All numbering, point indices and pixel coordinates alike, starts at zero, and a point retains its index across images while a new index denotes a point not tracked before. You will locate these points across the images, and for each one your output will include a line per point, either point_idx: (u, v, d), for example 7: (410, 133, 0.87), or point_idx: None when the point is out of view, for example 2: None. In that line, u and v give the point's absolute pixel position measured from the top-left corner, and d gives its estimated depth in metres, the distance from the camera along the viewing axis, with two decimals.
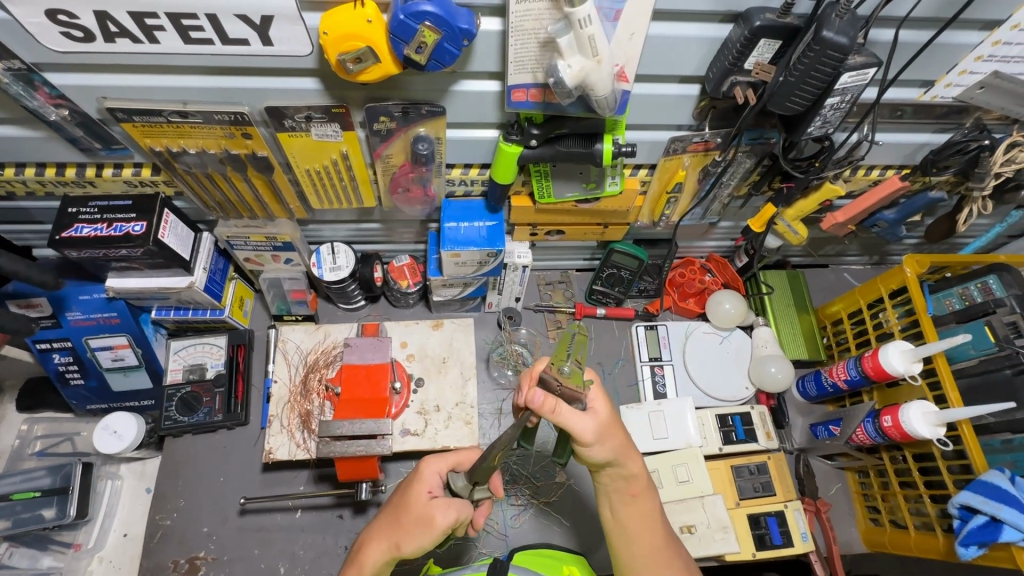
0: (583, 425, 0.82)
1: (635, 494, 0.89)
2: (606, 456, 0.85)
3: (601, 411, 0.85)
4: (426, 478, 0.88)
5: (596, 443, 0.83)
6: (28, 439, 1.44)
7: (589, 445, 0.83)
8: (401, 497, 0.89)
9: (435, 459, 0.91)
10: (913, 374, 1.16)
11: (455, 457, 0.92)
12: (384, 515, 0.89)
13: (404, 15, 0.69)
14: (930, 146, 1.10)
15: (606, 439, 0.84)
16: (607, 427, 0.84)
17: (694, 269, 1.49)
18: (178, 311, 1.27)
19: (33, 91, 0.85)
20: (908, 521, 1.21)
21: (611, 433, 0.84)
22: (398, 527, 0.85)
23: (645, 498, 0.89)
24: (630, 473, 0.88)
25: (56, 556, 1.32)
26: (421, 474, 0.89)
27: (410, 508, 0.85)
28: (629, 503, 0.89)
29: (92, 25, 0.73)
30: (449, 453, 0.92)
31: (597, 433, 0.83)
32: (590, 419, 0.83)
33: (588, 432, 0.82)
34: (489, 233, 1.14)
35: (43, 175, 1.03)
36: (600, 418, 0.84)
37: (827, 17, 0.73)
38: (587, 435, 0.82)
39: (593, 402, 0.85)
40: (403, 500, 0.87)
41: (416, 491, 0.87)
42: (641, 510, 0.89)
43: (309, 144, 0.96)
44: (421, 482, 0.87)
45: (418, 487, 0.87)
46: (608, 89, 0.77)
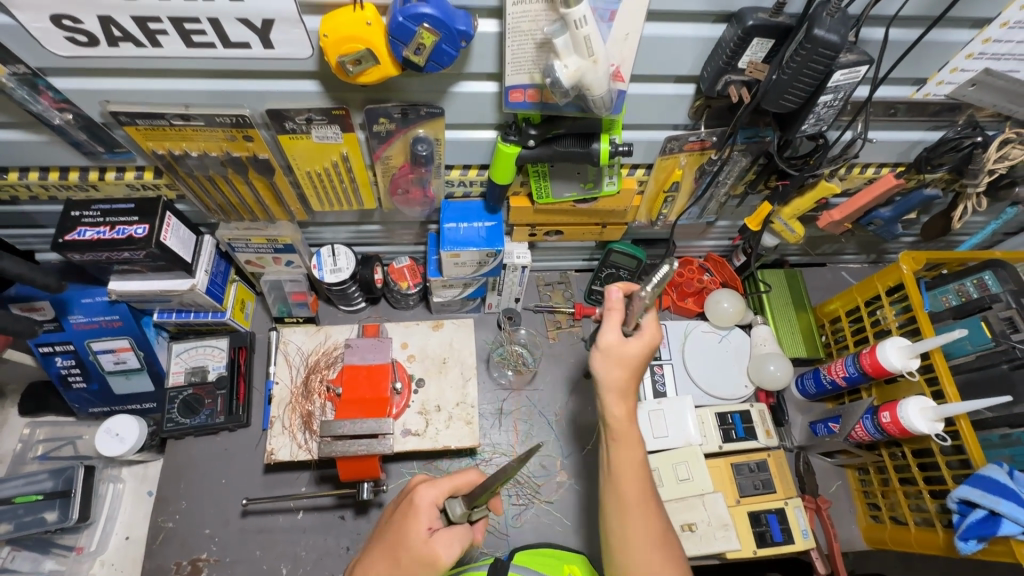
0: (608, 336, 0.92)
1: (620, 440, 0.91)
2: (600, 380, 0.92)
3: (647, 342, 0.93)
4: (423, 512, 0.84)
5: (603, 358, 0.92)
6: (30, 443, 1.45)
7: (597, 351, 0.93)
8: (396, 531, 0.85)
9: (429, 488, 0.86)
10: (910, 370, 1.17)
11: (451, 483, 0.88)
12: (378, 552, 0.85)
13: (402, 17, 0.70)
14: (924, 144, 1.11)
15: (610, 364, 0.92)
16: (625, 359, 0.91)
17: (693, 269, 1.50)
18: (180, 313, 1.28)
19: (38, 95, 0.86)
20: (908, 517, 1.22)
21: (622, 363, 0.91)
22: (398, 568, 0.81)
23: (630, 446, 0.91)
24: (613, 413, 0.91)
25: (59, 560, 1.32)
26: (417, 507, 0.84)
27: (410, 547, 0.82)
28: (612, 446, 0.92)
29: (96, 29, 0.74)
30: (442, 479, 0.87)
31: (615, 350, 0.92)
32: (619, 339, 0.92)
33: (608, 343, 0.92)
34: (488, 234, 1.15)
35: (46, 179, 1.04)
36: (629, 351, 0.91)
37: (818, 15, 0.74)
38: (604, 342, 0.92)
39: (644, 331, 0.94)
40: (399, 537, 0.83)
41: (415, 527, 0.83)
42: (627, 458, 0.90)
43: (310, 146, 0.97)
44: (419, 517, 0.83)
45: (417, 522, 0.83)
46: (604, 89, 0.79)
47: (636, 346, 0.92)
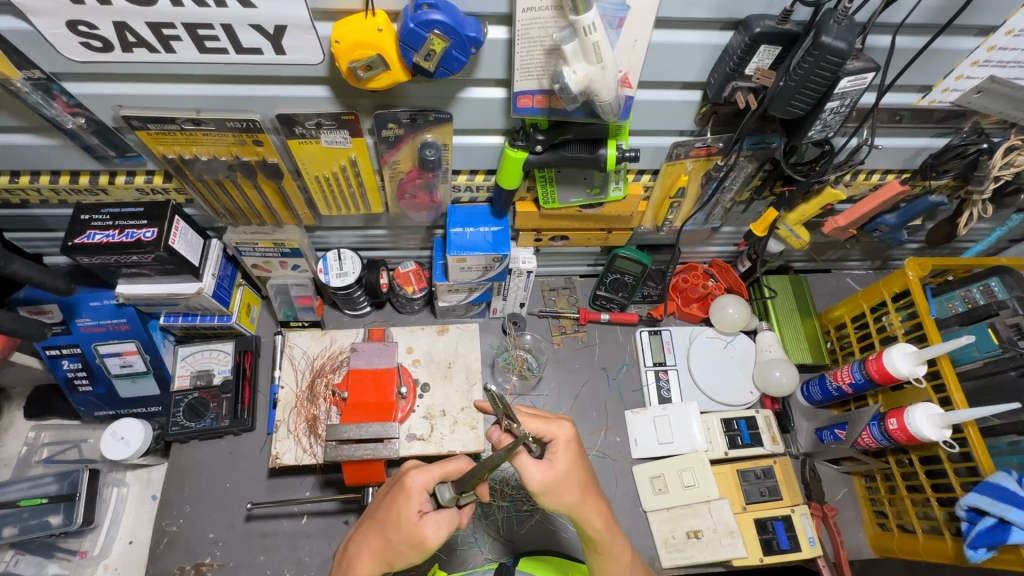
0: (534, 474, 0.84)
1: (607, 551, 0.92)
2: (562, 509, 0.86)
3: (558, 465, 0.85)
4: (415, 495, 0.84)
5: (548, 496, 0.85)
6: (35, 446, 1.45)
7: (541, 496, 0.84)
8: (389, 508, 0.87)
9: (420, 472, 0.86)
10: (917, 376, 1.16)
11: (442, 470, 0.86)
12: (370, 529, 0.88)
13: (414, 24, 0.71)
14: (930, 150, 1.12)
15: (558, 491, 0.85)
16: (558, 480, 0.85)
17: (697, 274, 1.49)
18: (186, 317, 1.28)
19: (51, 99, 0.87)
20: (916, 525, 1.20)
21: (565, 486, 0.85)
22: (388, 544, 0.85)
23: (617, 555, 0.93)
24: (593, 529, 0.89)
25: (62, 564, 1.32)
26: (408, 489, 0.84)
27: (401, 527, 0.84)
28: (600, 557, 0.93)
29: (111, 35, 0.75)
30: (434, 465, 0.87)
31: (548, 483, 0.84)
32: (541, 467, 0.84)
33: (537, 482, 0.84)
34: (494, 238, 1.15)
35: (57, 182, 1.04)
36: (555, 471, 0.85)
37: (825, 23, 0.75)
38: (538, 484, 0.84)
39: (554, 455, 0.86)
40: (389, 516, 0.85)
41: (405, 508, 0.84)
42: (614, 563, 0.93)
43: (319, 151, 0.98)
44: (410, 500, 0.84)
45: (407, 504, 0.84)
46: (612, 95, 0.79)
47: (562, 461, 0.85)
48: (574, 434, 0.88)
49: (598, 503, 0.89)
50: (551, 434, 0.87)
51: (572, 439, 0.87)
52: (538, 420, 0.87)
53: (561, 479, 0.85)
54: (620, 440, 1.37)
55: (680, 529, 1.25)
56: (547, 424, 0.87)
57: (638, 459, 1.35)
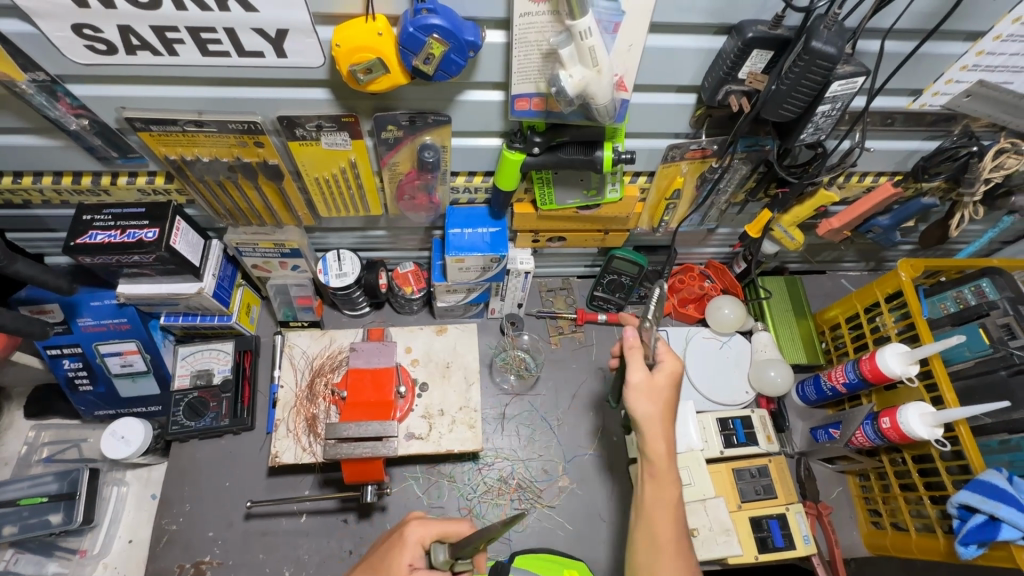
0: (635, 373, 0.97)
1: (659, 480, 0.95)
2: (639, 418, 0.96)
3: (656, 380, 0.98)
4: (409, 546, 0.86)
5: (635, 396, 0.96)
6: (35, 446, 1.46)
7: (631, 391, 0.97)
8: (382, 556, 0.88)
9: (418, 524, 0.88)
10: (910, 376, 1.18)
11: (441, 526, 0.88)
12: (362, 575, 0.88)
13: (413, 28, 0.72)
14: (921, 153, 1.13)
15: (648, 398, 0.96)
16: (654, 389, 0.97)
17: (693, 275, 1.51)
18: (186, 317, 1.29)
19: (55, 101, 0.88)
20: (909, 523, 1.22)
21: (653, 396, 0.97)
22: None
23: (666, 485, 0.95)
24: (655, 451, 0.95)
25: (62, 563, 1.33)
26: (405, 540, 0.86)
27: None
28: (652, 484, 0.96)
29: (115, 38, 0.76)
30: (434, 521, 0.88)
31: (640, 386, 0.97)
32: (643, 371, 0.98)
33: (635, 381, 0.97)
34: (493, 239, 1.17)
35: (59, 183, 1.06)
36: (650, 381, 0.97)
37: (816, 28, 0.77)
38: (633, 384, 0.97)
39: (661, 366, 0.99)
40: (382, 563, 0.86)
41: (398, 559, 0.85)
42: (664, 498, 0.95)
43: (319, 152, 0.99)
44: (404, 550, 0.86)
45: (401, 555, 0.86)
46: (607, 98, 0.81)
47: (663, 379, 0.98)
48: (679, 370, 1.00)
49: (667, 427, 0.97)
50: (660, 358, 1.01)
51: (678, 372, 1.00)
52: (664, 350, 1.02)
53: (660, 392, 0.97)
54: (618, 439, 1.39)
55: None
56: (667, 351, 1.01)
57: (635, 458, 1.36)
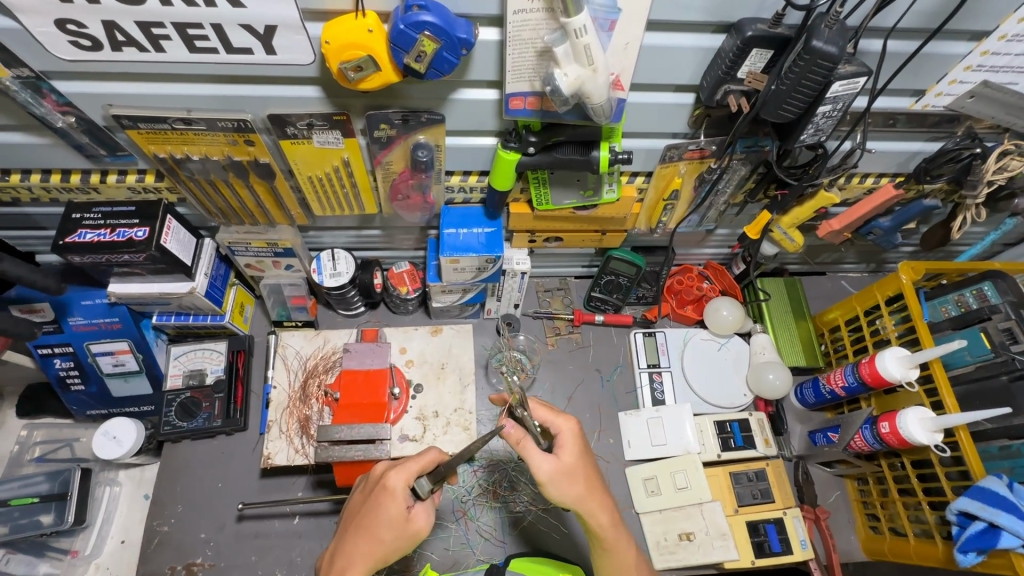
0: (542, 466, 0.91)
1: (611, 547, 0.95)
2: (568, 502, 0.92)
3: (565, 458, 0.92)
4: (398, 493, 0.91)
5: (556, 489, 0.91)
6: (27, 445, 1.45)
7: (547, 486, 0.91)
8: (371, 512, 0.92)
9: (399, 471, 0.92)
10: (910, 380, 1.16)
11: (418, 464, 0.94)
12: (358, 537, 0.91)
13: (404, 25, 0.70)
14: (924, 155, 1.11)
15: (564, 484, 0.91)
16: (569, 472, 0.92)
17: (692, 277, 1.49)
18: (179, 316, 1.28)
19: (41, 98, 0.86)
20: (908, 528, 1.21)
21: (571, 479, 0.92)
22: (381, 545, 0.90)
23: (621, 551, 0.96)
24: (599, 526, 0.93)
25: (53, 563, 1.32)
26: (392, 490, 0.91)
27: (391, 525, 0.90)
28: (606, 555, 0.97)
29: (100, 34, 0.74)
30: (410, 462, 0.93)
31: (555, 475, 0.91)
32: (550, 460, 0.91)
33: (546, 471, 0.91)
34: (488, 240, 1.15)
35: (48, 181, 1.04)
36: (563, 465, 0.92)
37: (817, 27, 0.75)
38: (546, 474, 0.91)
39: (560, 447, 0.93)
40: (377, 518, 0.91)
41: (391, 509, 0.90)
42: (619, 560, 0.96)
43: (311, 151, 0.97)
44: (395, 498, 0.90)
45: (392, 504, 0.90)
46: (604, 97, 0.79)
47: (568, 456, 0.93)
48: (578, 431, 0.96)
49: (602, 496, 0.94)
50: (557, 427, 0.96)
51: (576, 433, 0.95)
52: (546, 411, 0.97)
53: (574, 475, 0.92)
54: (614, 441, 1.38)
55: (672, 531, 1.25)
56: (553, 415, 0.96)
57: (631, 461, 1.35)
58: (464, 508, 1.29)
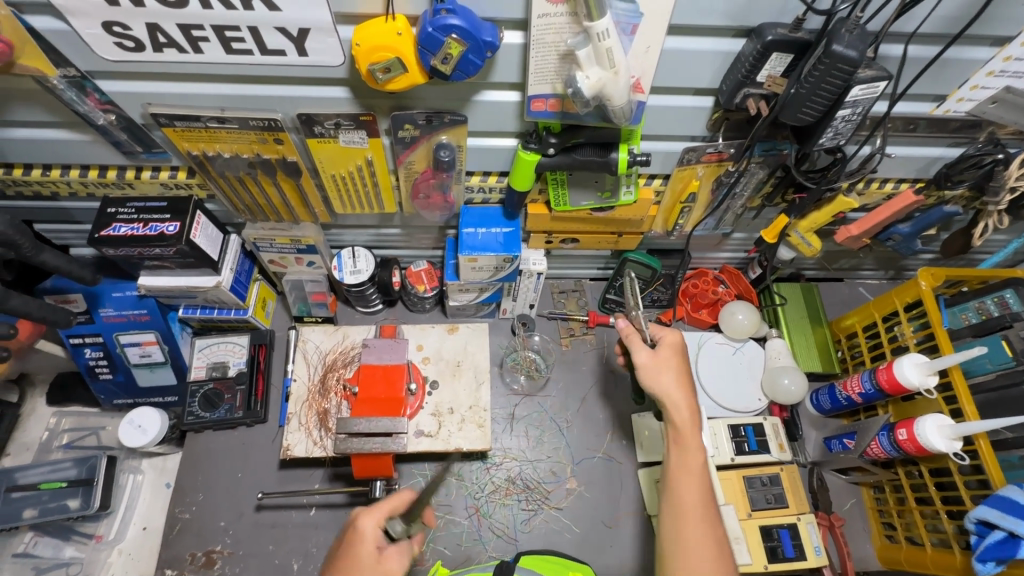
0: (640, 355, 1.03)
1: (683, 443, 0.97)
2: (659, 395, 1.00)
3: (662, 354, 1.03)
4: (368, 534, 0.91)
5: (648, 373, 1.02)
6: (55, 432, 1.49)
7: (641, 371, 1.02)
8: (344, 557, 0.91)
9: (368, 514, 0.93)
10: (929, 387, 1.15)
11: (389, 506, 0.95)
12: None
13: (432, 28, 0.73)
14: (944, 160, 1.11)
15: (657, 372, 1.01)
16: (664, 366, 1.02)
17: (707, 280, 1.50)
18: (204, 310, 1.32)
19: (85, 96, 0.90)
20: (925, 538, 1.20)
21: (664, 369, 1.02)
22: None
23: (691, 454, 0.96)
24: (677, 419, 0.98)
25: (78, 547, 1.36)
26: (362, 533, 0.91)
27: (362, 565, 0.88)
28: (677, 451, 0.98)
29: (143, 35, 0.78)
30: (379, 504, 0.95)
31: (650, 363, 1.02)
32: (647, 351, 1.03)
33: (642, 358, 1.03)
34: (506, 239, 1.17)
35: (86, 176, 1.08)
36: (658, 359, 1.03)
37: (837, 31, 0.75)
38: (641, 361, 1.03)
39: (660, 346, 1.04)
40: (351, 563, 0.89)
41: (364, 549, 0.89)
42: (684, 459, 0.96)
43: (336, 150, 1.00)
44: (366, 539, 0.91)
45: (365, 545, 0.90)
46: (624, 100, 0.81)
47: (665, 353, 1.03)
48: (681, 341, 1.05)
49: (688, 394, 1.00)
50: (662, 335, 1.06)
51: (679, 342, 1.04)
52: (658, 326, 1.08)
53: (669, 369, 1.01)
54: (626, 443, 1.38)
55: None
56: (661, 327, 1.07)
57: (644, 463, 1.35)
58: (478, 504, 1.31)
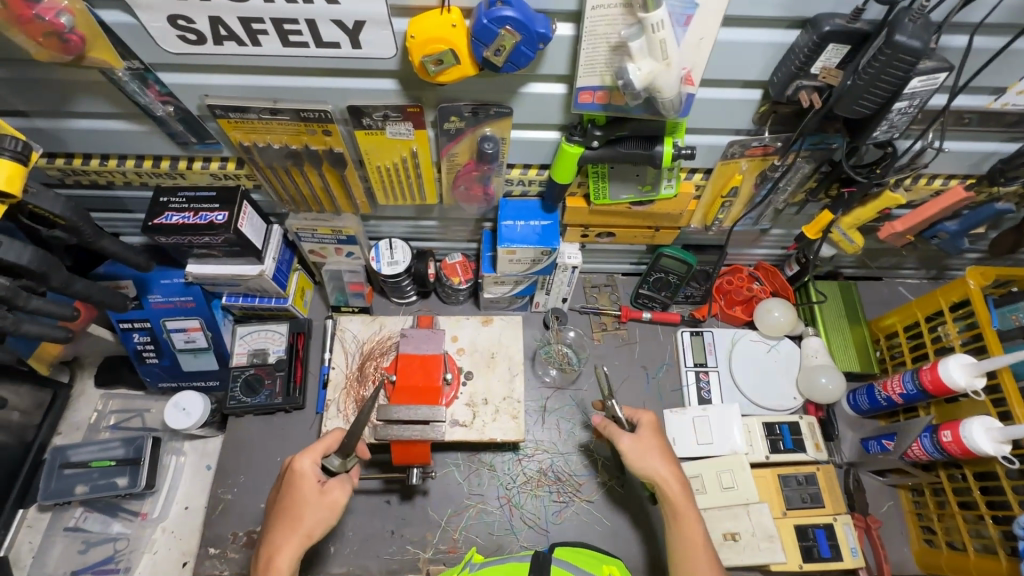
0: (623, 442, 1.08)
1: (682, 520, 1.02)
2: (650, 475, 1.05)
3: (644, 436, 1.08)
4: (305, 474, 1.00)
5: (637, 461, 1.07)
6: (103, 413, 1.55)
7: (630, 459, 1.07)
8: (288, 496, 1.00)
9: (304, 455, 1.02)
10: (976, 389, 1.12)
11: (323, 445, 1.03)
12: (280, 521, 0.99)
13: (487, 20, 0.74)
14: (999, 155, 1.08)
15: (643, 455, 1.06)
16: (648, 446, 1.08)
17: (742, 277, 1.48)
18: (246, 297, 1.36)
19: (146, 88, 0.93)
20: (967, 543, 1.17)
21: (650, 451, 1.07)
22: (303, 521, 0.98)
23: (689, 524, 1.01)
24: (671, 493, 1.04)
25: (125, 523, 1.42)
26: (301, 473, 1.00)
27: (308, 502, 0.99)
28: (676, 527, 1.02)
29: (205, 29, 0.81)
30: (314, 444, 1.03)
31: (635, 449, 1.07)
32: (630, 437, 1.09)
33: (627, 447, 1.07)
34: (544, 232, 1.19)
35: (140, 166, 1.12)
36: (641, 442, 1.08)
37: (899, 21, 0.74)
38: (626, 450, 1.07)
39: (640, 429, 1.10)
40: (295, 501, 0.99)
41: (305, 487, 0.99)
42: (688, 537, 1.00)
43: (382, 142, 1.02)
44: (306, 479, 1.00)
45: (304, 484, 1.00)
46: (674, 93, 0.81)
47: (646, 435, 1.08)
48: (656, 421, 1.12)
49: (675, 466, 1.06)
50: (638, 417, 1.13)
51: (654, 421, 1.12)
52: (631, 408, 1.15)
53: (651, 450, 1.07)
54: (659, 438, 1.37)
55: (715, 530, 1.23)
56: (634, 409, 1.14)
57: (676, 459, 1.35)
58: (509, 495, 1.32)
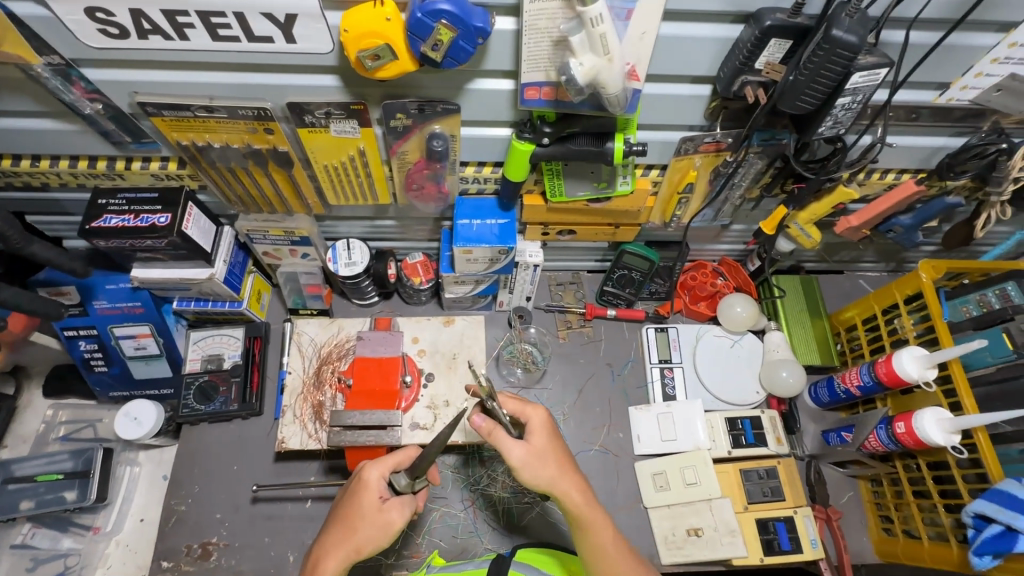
0: (514, 453, 0.92)
1: (590, 528, 0.94)
2: (544, 486, 0.93)
3: (535, 441, 0.95)
4: (372, 485, 0.95)
5: (529, 471, 0.92)
6: (53, 424, 1.48)
7: (521, 471, 0.92)
8: (350, 504, 0.95)
9: (374, 465, 0.96)
10: (927, 381, 1.14)
11: (395, 459, 0.97)
12: (336, 528, 0.94)
13: (421, 14, 0.71)
14: (947, 150, 1.09)
15: (537, 466, 0.92)
16: (539, 453, 0.94)
17: (706, 272, 1.49)
18: (198, 302, 1.32)
19: (70, 85, 0.89)
20: (922, 531, 1.19)
21: (542, 460, 0.93)
22: (357, 535, 0.92)
23: (599, 532, 0.94)
24: (572, 505, 0.93)
25: (76, 538, 1.37)
26: (366, 483, 0.95)
27: (366, 517, 0.93)
28: (585, 538, 0.94)
29: (127, 21, 0.77)
30: (387, 456, 0.97)
31: (527, 459, 0.92)
32: (521, 446, 0.93)
33: (518, 457, 0.92)
34: (501, 231, 1.16)
35: (75, 167, 1.07)
36: (534, 448, 0.94)
37: (837, 16, 0.74)
38: (518, 460, 0.92)
39: (530, 433, 0.95)
40: (354, 511, 0.94)
41: (366, 498, 0.94)
42: (597, 544, 0.94)
43: (328, 140, 0.99)
44: (369, 490, 0.94)
45: (366, 495, 0.94)
46: (619, 88, 0.79)
47: (538, 440, 0.95)
48: (548, 419, 0.98)
49: (575, 474, 0.96)
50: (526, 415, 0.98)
51: (546, 420, 0.98)
52: (514, 402, 0.99)
53: (545, 458, 0.94)
54: (623, 435, 1.38)
55: (680, 527, 1.25)
56: (521, 406, 0.98)
57: (640, 456, 1.35)
58: (473, 497, 1.30)
